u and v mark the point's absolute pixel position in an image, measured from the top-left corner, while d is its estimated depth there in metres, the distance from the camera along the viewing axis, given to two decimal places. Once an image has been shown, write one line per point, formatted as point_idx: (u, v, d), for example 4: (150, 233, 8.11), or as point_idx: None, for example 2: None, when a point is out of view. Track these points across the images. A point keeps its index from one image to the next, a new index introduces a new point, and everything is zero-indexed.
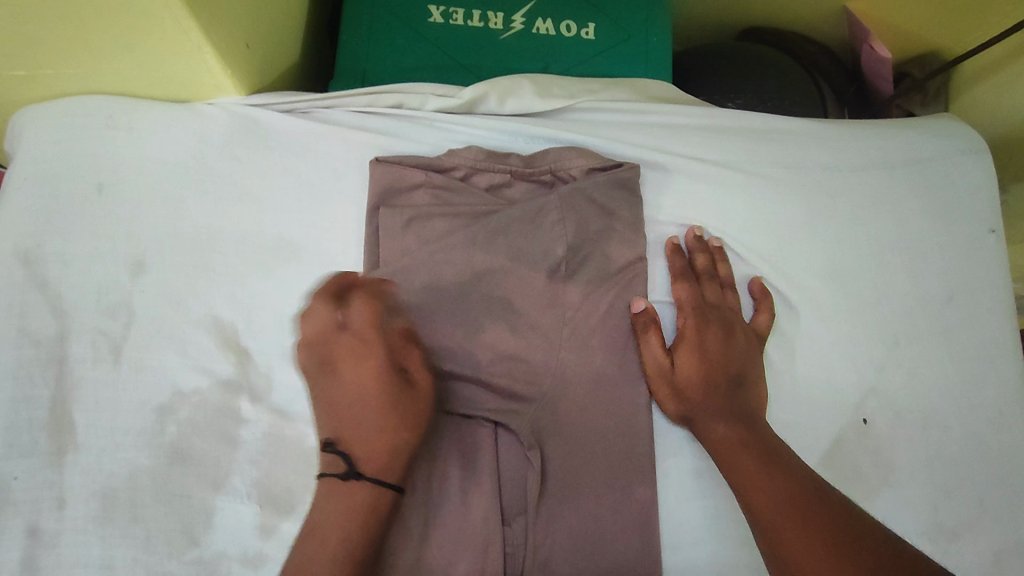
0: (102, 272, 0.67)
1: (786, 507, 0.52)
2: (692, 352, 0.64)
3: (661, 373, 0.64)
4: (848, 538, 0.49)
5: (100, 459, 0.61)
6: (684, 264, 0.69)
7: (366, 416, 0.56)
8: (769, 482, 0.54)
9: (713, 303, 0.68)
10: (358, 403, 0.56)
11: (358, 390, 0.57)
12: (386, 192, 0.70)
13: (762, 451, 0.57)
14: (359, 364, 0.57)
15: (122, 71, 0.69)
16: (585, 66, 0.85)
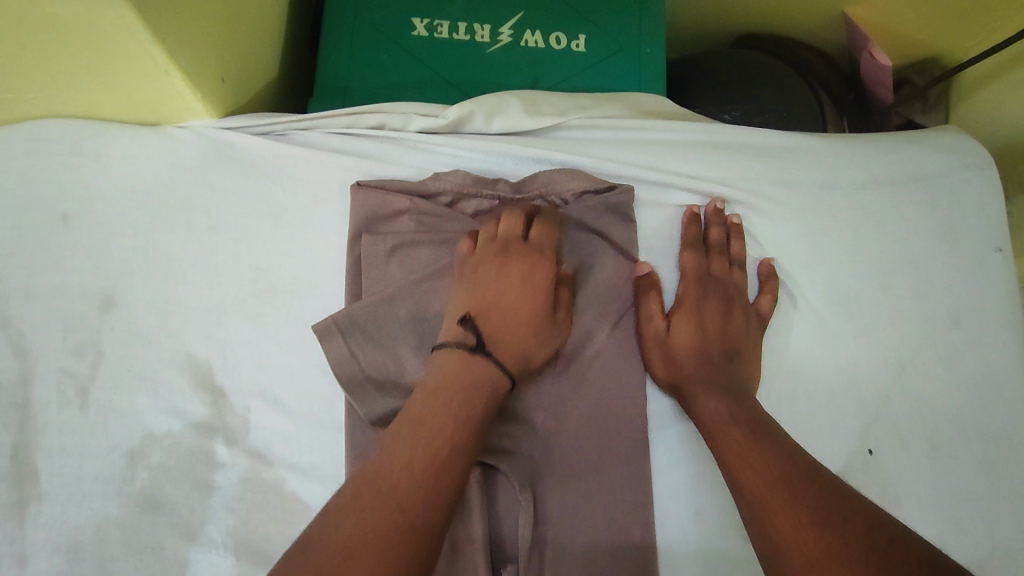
0: (67, 310, 0.63)
1: (774, 481, 0.50)
2: (690, 322, 0.64)
3: (656, 331, 0.63)
4: (837, 511, 0.46)
5: (65, 510, 0.57)
6: (697, 236, 0.68)
7: (519, 310, 0.59)
8: (758, 455, 0.52)
9: (718, 276, 0.67)
10: (506, 303, 0.59)
11: (534, 290, 0.60)
12: (368, 218, 0.66)
13: (753, 426, 0.55)
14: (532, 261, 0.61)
15: (87, 95, 0.65)
16: (575, 80, 0.82)
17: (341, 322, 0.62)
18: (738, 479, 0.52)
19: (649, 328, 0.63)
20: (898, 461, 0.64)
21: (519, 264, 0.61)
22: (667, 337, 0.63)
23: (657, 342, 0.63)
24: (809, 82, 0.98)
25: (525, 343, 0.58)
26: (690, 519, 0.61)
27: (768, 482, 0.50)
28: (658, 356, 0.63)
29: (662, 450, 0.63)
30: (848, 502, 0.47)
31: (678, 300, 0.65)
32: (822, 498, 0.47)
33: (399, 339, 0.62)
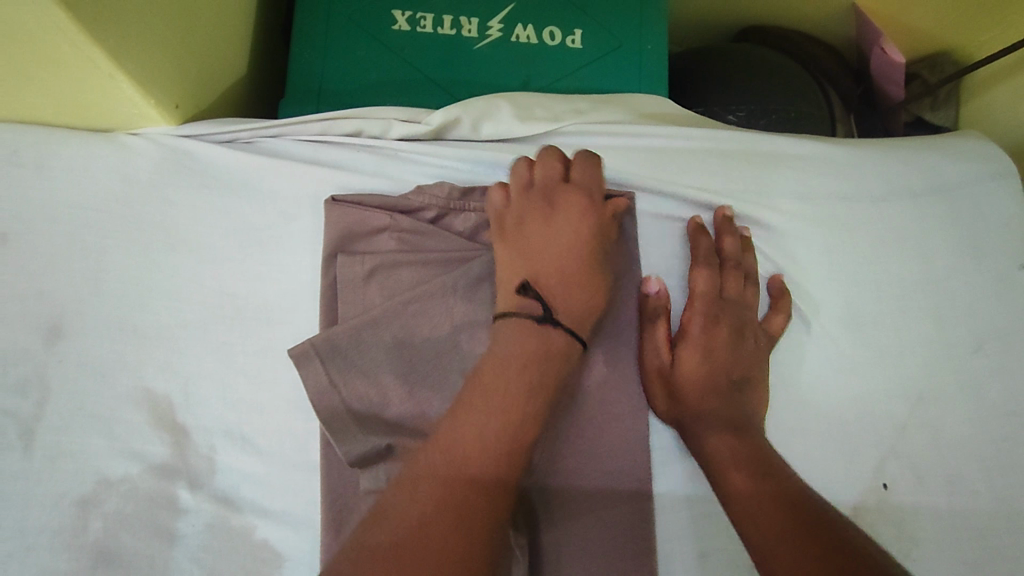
0: (10, 341, 0.57)
1: (781, 517, 0.47)
2: (694, 349, 0.58)
3: (653, 360, 0.58)
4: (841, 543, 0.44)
5: (9, 565, 0.52)
6: (709, 250, 0.62)
7: (569, 256, 0.56)
8: (762, 491, 0.49)
9: (732, 297, 0.61)
10: (560, 262, 0.56)
11: (584, 237, 0.57)
12: (345, 236, 0.60)
13: (754, 464, 0.52)
14: (572, 208, 0.59)
15: (26, 98, 0.58)
16: (571, 79, 0.75)
17: (318, 344, 0.56)
18: (741, 525, 0.49)
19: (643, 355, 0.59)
20: (916, 497, 0.60)
21: (563, 216, 0.58)
22: (669, 368, 0.58)
23: (657, 373, 0.58)
24: (817, 79, 0.92)
25: (591, 284, 0.56)
26: (695, 563, 0.57)
27: (767, 525, 0.47)
28: (658, 389, 0.58)
29: (665, 488, 0.58)
30: (849, 543, 0.44)
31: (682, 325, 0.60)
32: (817, 536, 0.44)
33: (381, 367, 0.56)
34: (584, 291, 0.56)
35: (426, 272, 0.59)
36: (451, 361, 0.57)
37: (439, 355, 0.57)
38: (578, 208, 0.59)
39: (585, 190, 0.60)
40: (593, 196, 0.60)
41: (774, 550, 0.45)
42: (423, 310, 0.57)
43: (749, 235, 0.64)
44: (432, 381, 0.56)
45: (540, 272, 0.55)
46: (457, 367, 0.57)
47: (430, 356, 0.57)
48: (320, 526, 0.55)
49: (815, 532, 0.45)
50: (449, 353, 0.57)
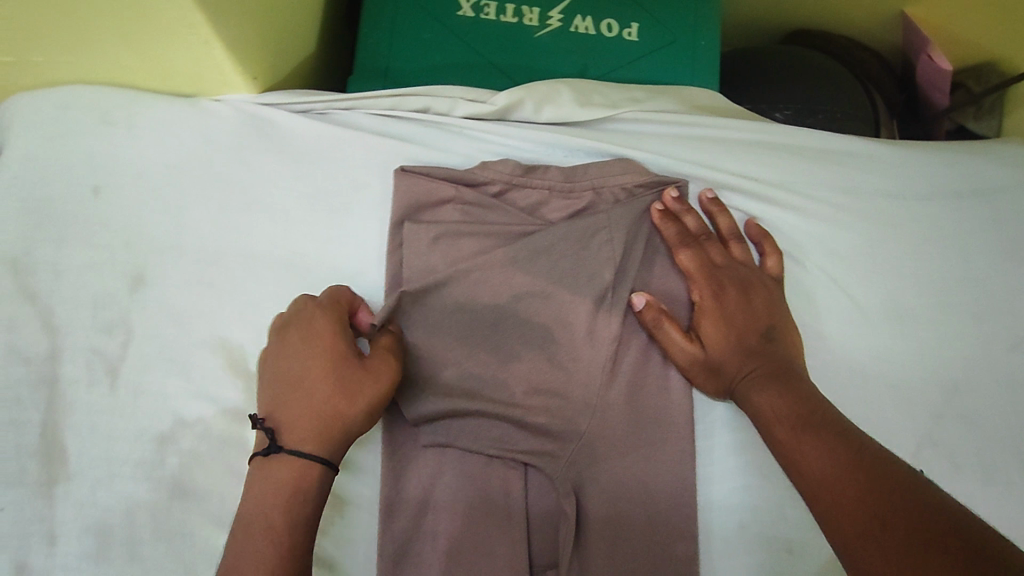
0: (98, 286, 0.61)
1: (838, 472, 0.49)
2: (715, 323, 0.61)
3: (682, 346, 0.60)
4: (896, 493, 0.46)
5: (94, 491, 0.56)
6: (678, 233, 0.64)
7: (303, 401, 0.52)
8: (814, 448, 0.52)
9: (722, 264, 0.63)
10: (296, 387, 0.52)
11: (324, 379, 0.52)
12: (413, 206, 0.64)
13: (799, 419, 0.54)
14: (313, 340, 0.54)
15: (122, 61, 0.63)
16: (626, 70, 0.78)
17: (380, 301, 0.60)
18: (797, 477, 0.52)
19: (667, 337, 0.60)
20: (951, 484, 0.62)
21: (291, 353, 0.54)
22: (697, 345, 0.61)
23: (689, 358, 0.60)
24: (863, 83, 0.94)
25: (320, 420, 0.51)
26: (734, 531, 0.60)
27: (828, 481, 0.49)
28: (693, 368, 0.60)
29: (708, 459, 0.62)
30: (903, 483, 0.46)
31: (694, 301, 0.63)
32: (877, 488, 0.47)
33: (443, 329, 0.59)
34: (310, 424, 0.51)
35: (486, 241, 0.62)
36: (506, 325, 0.60)
37: (497, 319, 0.60)
38: (310, 340, 0.54)
39: (325, 322, 0.55)
40: (320, 334, 0.54)
41: (838, 505, 0.48)
42: (482, 277, 0.60)
43: (758, 221, 0.67)
44: (491, 343, 0.59)
45: (276, 401, 0.53)
46: (514, 332, 0.60)
47: (487, 319, 0.60)
48: (381, 473, 0.59)
49: (874, 481, 0.47)
50: (505, 318, 0.60)
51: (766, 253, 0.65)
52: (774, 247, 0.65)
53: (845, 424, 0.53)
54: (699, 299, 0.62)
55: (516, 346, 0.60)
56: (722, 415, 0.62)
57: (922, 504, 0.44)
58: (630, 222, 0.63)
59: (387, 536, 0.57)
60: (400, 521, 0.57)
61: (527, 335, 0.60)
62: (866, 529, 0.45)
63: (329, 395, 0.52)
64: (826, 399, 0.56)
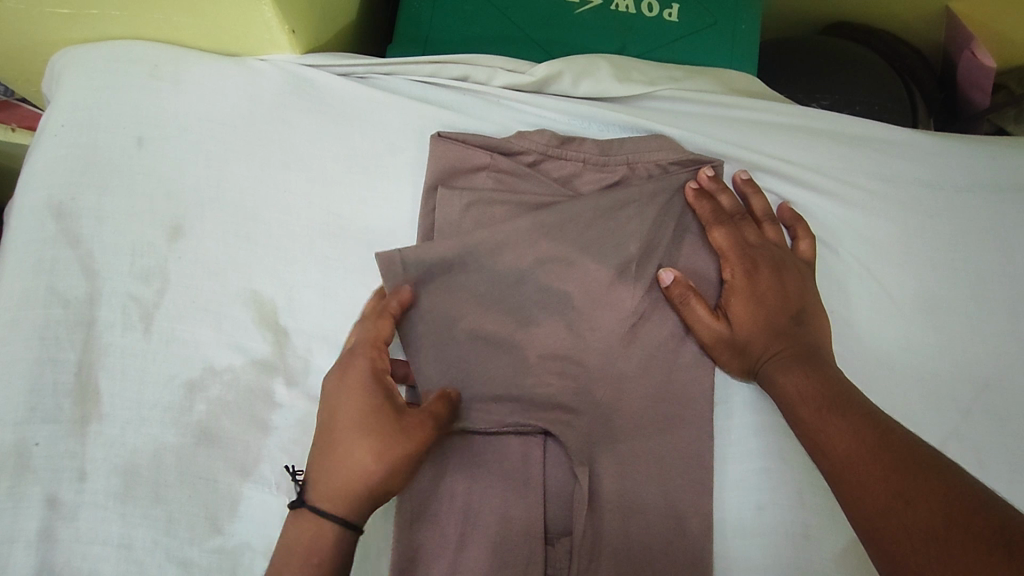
0: (137, 234, 0.63)
1: (861, 454, 0.49)
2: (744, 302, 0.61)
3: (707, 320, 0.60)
4: (919, 473, 0.45)
5: (125, 432, 0.57)
6: (713, 210, 0.63)
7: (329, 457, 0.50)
8: (837, 430, 0.51)
9: (756, 244, 0.63)
10: (333, 435, 0.51)
11: (354, 433, 0.50)
12: (446, 171, 0.64)
13: (826, 400, 0.54)
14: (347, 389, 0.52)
15: (172, 16, 0.64)
16: (665, 49, 0.78)
17: (407, 257, 0.58)
18: (819, 458, 0.51)
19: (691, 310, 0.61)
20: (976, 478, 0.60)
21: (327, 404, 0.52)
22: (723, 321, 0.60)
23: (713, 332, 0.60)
24: (903, 77, 0.92)
25: (351, 479, 0.49)
26: (750, 513, 0.59)
27: (851, 461, 0.49)
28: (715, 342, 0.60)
29: (728, 439, 0.62)
30: (934, 463, 0.46)
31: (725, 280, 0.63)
32: (900, 469, 0.46)
33: (471, 291, 0.60)
34: (337, 488, 0.49)
35: (517, 209, 0.62)
36: (534, 292, 0.60)
37: (523, 286, 0.60)
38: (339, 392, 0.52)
39: (362, 373, 0.52)
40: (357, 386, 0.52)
41: (862, 486, 0.47)
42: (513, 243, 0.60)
43: (790, 204, 0.67)
44: (513, 309, 0.60)
45: (315, 451, 0.52)
46: (538, 298, 0.60)
47: (514, 284, 0.60)
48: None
49: (902, 461, 0.46)
50: (532, 284, 0.60)
51: (798, 237, 0.64)
52: (808, 231, 0.65)
53: (873, 409, 0.53)
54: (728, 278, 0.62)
55: (542, 313, 0.60)
56: (744, 396, 0.62)
57: (951, 483, 0.44)
58: (661, 199, 0.63)
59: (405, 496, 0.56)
60: (420, 482, 0.57)
61: (554, 305, 0.60)
62: (889, 507, 0.45)
63: (351, 456, 0.50)
64: (853, 383, 0.56)
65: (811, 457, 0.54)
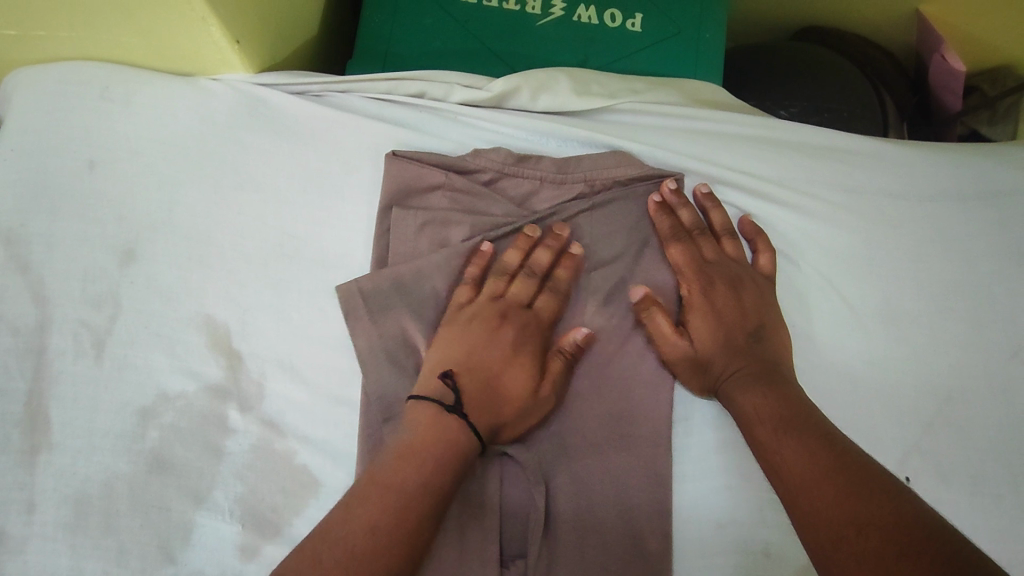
0: (89, 258, 0.62)
1: (814, 476, 0.48)
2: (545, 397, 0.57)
3: (501, 407, 0.55)
4: (872, 499, 0.45)
5: (76, 461, 0.57)
6: (671, 227, 0.63)
7: (373, 504, 0.47)
8: (791, 450, 0.50)
9: (712, 260, 0.62)
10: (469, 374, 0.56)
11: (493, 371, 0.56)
12: (400, 190, 0.63)
13: (781, 420, 0.53)
14: (433, 451, 0.51)
15: (121, 37, 0.63)
16: (627, 60, 0.77)
17: (365, 287, 0.60)
18: (774, 478, 0.51)
19: (477, 392, 0.55)
20: (940, 494, 0.60)
21: (385, 464, 0.50)
22: (515, 412, 0.55)
23: (483, 415, 0.54)
24: (873, 81, 0.91)
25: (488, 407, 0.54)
26: (711, 531, 0.59)
27: (804, 485, 0.48)
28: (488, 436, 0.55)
29: (687, 456, 0.61)
30: (886, 487, 0.46)
31: (683, 297, 0.62)
32: (854, 495, 0.45)
33: (424, 313, 0.60)
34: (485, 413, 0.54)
35: (472, 228, 0.62)
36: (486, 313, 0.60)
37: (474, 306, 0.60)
38: (406, 451, 0.50)
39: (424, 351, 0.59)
40: (427, 446, 0.51)
41: (815, 510, 0.47)
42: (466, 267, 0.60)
43: (752, 217, 0.66)
44: None
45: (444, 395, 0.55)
46: None
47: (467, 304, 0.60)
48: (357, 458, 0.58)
49: (854, 485, 0.46)
50: (484, 305, 0.60)
51: (758, 250, 0.64)
52: (768, 244, 0.64)
53: (829, 429, 0.52)
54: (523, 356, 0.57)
55: None
56: (705, 413, 0.62)
57: (903, 509, 0.44)
58: (618, 219, 0.63)
59: None
60: None
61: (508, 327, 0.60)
62: (840, 533, 0.44)
63: (402, 511, 0.47)
64: (812, 402, 0.55)
65: (766, 477, 0.53)
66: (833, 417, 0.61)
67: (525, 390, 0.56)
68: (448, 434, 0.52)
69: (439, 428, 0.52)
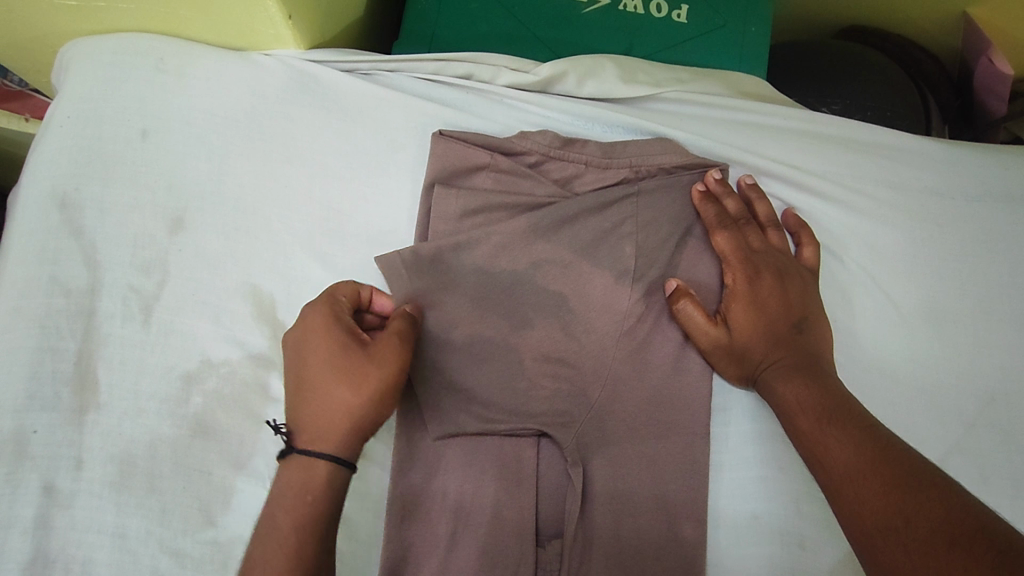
0: (139, 226, 0.63)
1: (861, 467, 0.48)
2: (340, 375, 0.50)
3: (310, 423, 0.49)
4: (920, 489, 0.44)
5: (122, 422, 0.58)
6: (717, 215, 0.62)
7: (268, 545, 0.46)
8: (836, 443, 0.50)
9: (758, 249, 0.62)
10: (311, 384, 0.50)
11: (311, 382, 0.50)
12: (446, 169, 0.64)
13: (825, 411, 0.53)
14: (302, 495, 0.47)
15: (178, 10, 0.64)
16: (672, 51, 0.77)
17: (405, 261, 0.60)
18: (817, 469, 0.51)
19: (309, 405, 0.50)
20: (978, 495, 0.59)
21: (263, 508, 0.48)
22: (334, 411, 0.49)
23: (317, 436, 0.48)
24: (917, 82, 0.90)
25: (328, 411, 0.49)
26: (745, 520, 0.59)
27: (851, 475, 0.48)
28: (353, 433, 0.49)
29: (723, 446, 0.61)
30: (936, 477, 0.45)
31: (726, 286, 0.62)
32: (901, 485, 0.45)
33: (464, 290, 0.60)
34: (324, 421, 0.49)
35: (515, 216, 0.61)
36: (525, 292, 0.61)
37: (512, 286, 0.61)
38: (275, 496, 0.48)
39: (319, 318, 0.53)
40: (313, 486, 0.47)
41: (861, 501, 0.46)
42: (479, 262, 0.61)
43: (795, 211, 0.66)
44: (506, 309, 0.61)
45: (295, 403, 0.50)
46: (529, 299, 0.61)
47: (506, 284, 0.61)
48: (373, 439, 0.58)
49: (903, 476, 0.46)
50: (523, 283, 0.61)
51: (802, 243, 0.64)
52: (813, 239, 0.64)
53: (874, 422, 0.52)
54: (306, 352, 0.51)
55: (533, 316, 0.61)
56: (742, 403, 0.62)
57: (955, 498, 0.43)
58: (663, 206, 0.63)
59: (398, 490, 0.57)
60: (411, 478, 0.58)
61: (545, 312, 0.61)
62: (888, 524, 0.44)
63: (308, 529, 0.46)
64: (855, 395, 0.55)
65: (809, 468, 0.53)
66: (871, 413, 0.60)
67: (335, 385, 0.49)
68: (327, 441, 0.48)
69: (327, 427, 0.49)
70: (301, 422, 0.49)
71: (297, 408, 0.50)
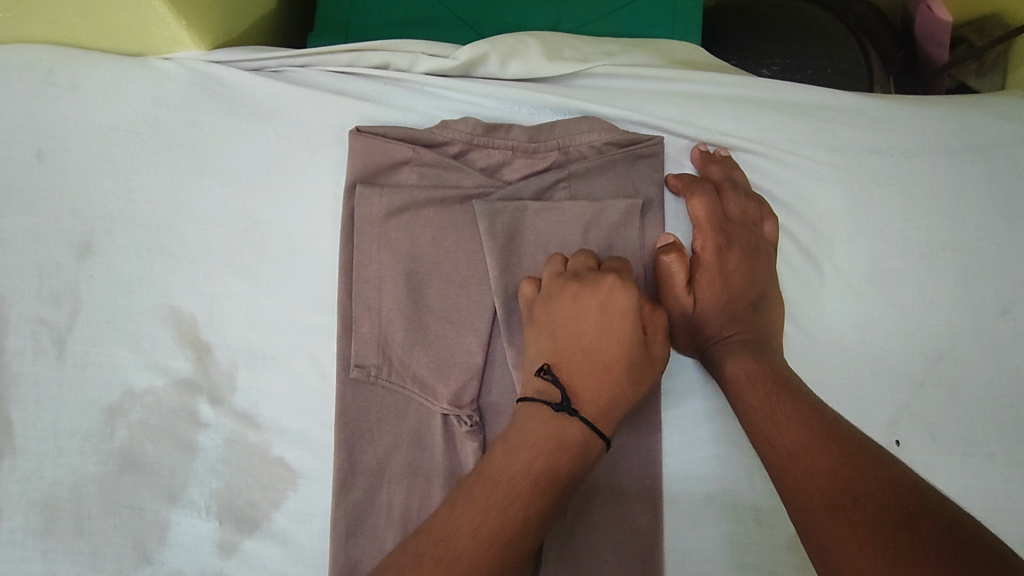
0: (42, 254, 0.59)
1: (808, 443, 0.47)
2: (624, 368, 0.53)
3: (590, 394, 0.52)
4: (869, 465, 0.43)
5: (42, 464, 0.55)
6: (699, 181, 0.62)
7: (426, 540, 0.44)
8: (785, 419, 0.49)
9: (735, 222, 0.61)
10: (592, 356, 0.54)
11: (605, 356, 0.54)
12: (367, 166, 0.60)
13: (772, 383, 0.52)
14: (494, 503, 0.45)
15: (60, 16, 0.59)
16: (601, 21, 0.73)
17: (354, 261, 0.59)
18: (764, 444, 0.49)
19: (593, 380, 0.53)
20: (928, 455, 0.59)
21: (448, 503, 0.46)
22: (615, 395, 0.52)
23: (601, 410, 0.52)
24: (857, 35, 0.88)
25: (613, 392, 0.52)
26: (700, 504, 0.58)
27: (798, 450, 0.47)
28: (613, 413, 0.52)
29: (674, 429, 0.59)
30: (895, 469, 0.43)
31: (696, 253, 0.61)
32: (852, 463, 0.44)
33: (394, 293, 0.58)
34: (603, 396, 0.52)
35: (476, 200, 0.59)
36: (460, 290, 0.58)
37: (448, 284, 0.58)
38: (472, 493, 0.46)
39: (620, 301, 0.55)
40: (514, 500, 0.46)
41: (808, 475, 0.45)
42: (410, 262, 0.58)
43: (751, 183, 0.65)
44: (443, 310, 0.58)
45: (571, 369, 0.53)
46: (465, 298, 0.58)
47: (442, 283, 0.58)
48: (359, 460, 0.56)
49: (849, 452, 0.45)
50: (457, 282, 0.58)
51: (763, 218, 0.62)
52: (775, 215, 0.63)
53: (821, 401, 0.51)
54: (591, 327, 0.55)
55: (469, 315, 0.58)
56: (691, 385, 0.60)
57: (913, 489, 0.41)
58: (598, 188, 0.61)
59: (342, 507, 0.55)
60: (355, 492, 0.55)
61: (480, 312, 0.58)
62: (835, 501, 0.42)
63: (517, 512, 0.45)
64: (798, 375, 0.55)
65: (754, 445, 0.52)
66: (817, 384, 0.60)
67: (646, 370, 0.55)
68: (567, 446, 0.49)
69: (547, 442, 0.49)
70: (585, 391, 0.52)
71: (601, 376, 0.53)
